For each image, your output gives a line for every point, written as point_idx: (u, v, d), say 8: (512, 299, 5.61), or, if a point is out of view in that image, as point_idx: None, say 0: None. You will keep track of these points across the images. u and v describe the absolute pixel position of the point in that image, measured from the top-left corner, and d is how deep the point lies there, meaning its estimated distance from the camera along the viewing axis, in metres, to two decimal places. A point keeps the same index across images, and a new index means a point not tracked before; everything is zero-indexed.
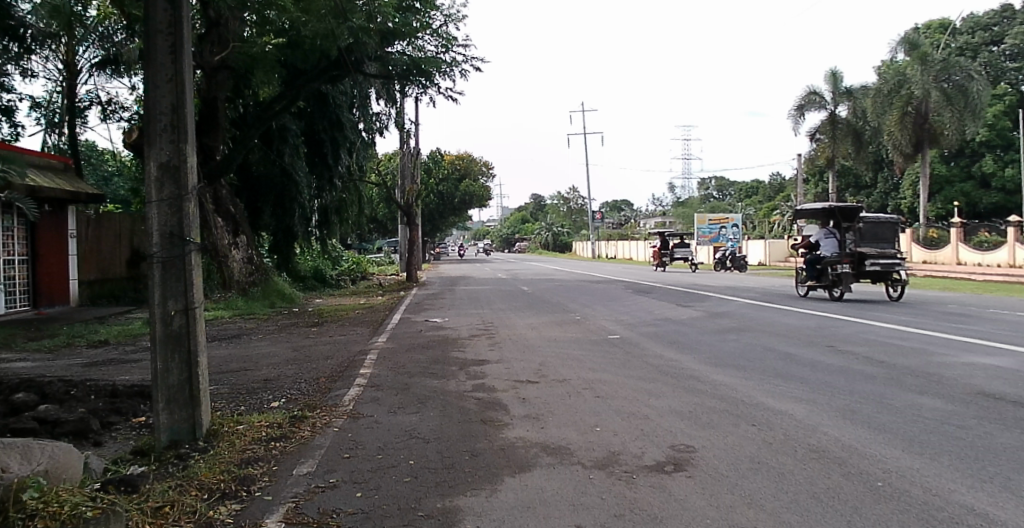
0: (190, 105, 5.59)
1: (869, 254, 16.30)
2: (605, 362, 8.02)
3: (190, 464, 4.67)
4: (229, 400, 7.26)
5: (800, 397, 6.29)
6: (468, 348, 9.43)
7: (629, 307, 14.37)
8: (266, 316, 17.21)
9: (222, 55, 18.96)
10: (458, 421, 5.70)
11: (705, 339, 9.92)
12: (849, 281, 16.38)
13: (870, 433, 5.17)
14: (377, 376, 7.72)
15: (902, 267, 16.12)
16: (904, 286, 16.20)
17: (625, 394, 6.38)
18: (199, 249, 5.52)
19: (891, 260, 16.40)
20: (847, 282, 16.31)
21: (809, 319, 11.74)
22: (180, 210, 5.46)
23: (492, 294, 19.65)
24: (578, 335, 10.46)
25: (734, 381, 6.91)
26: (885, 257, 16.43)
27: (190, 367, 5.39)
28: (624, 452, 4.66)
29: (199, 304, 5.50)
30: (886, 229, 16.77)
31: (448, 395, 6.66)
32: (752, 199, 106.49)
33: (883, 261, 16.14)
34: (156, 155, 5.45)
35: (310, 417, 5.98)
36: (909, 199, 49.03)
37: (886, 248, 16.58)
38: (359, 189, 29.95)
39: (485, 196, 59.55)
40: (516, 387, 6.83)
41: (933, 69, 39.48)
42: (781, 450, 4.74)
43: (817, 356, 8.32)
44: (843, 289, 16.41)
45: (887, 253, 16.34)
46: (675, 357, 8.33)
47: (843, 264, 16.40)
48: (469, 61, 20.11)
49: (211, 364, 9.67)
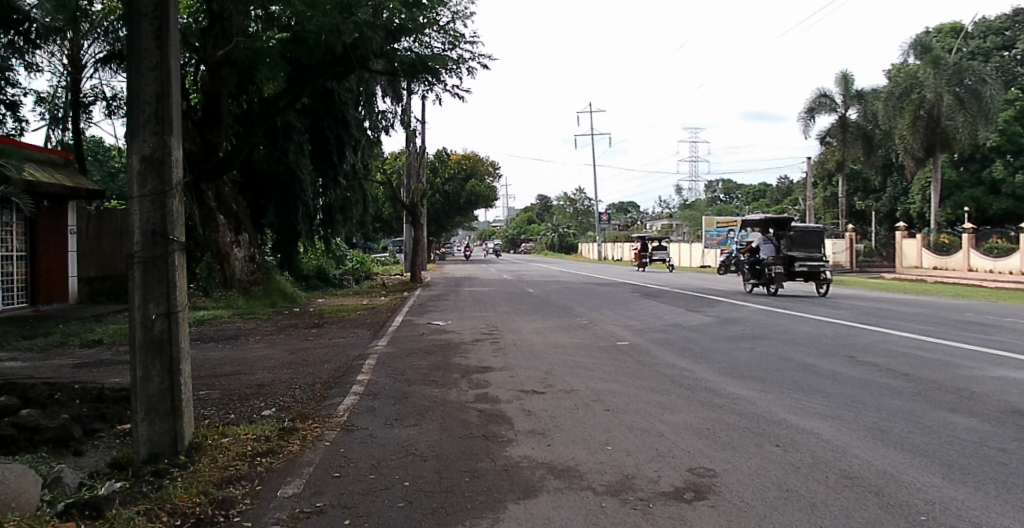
0: (175, 94, 5.22)
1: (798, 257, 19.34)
2: (615, 371, 7.64)
3: (165, 484, 4.29)
4: (218, 408, 6.89)
5: (823, 413, 5.91)
6: (471, 354, 9.05)
7: (637, 312, 13.98)
8: (266, 316, 16.87)
9: (226, 50, 18.63)
10: (459, 435, 5.32)
11: (717, 346, 9.54)
12: (782, 280, 19.29)
13: (903, 457, 4.77)
14: (375, 383, 7.34)
15: (826, 268, 19.12)
16: (829, 284, 19.17)
17: (636, 407, 6.00)
18: (183, 248, 5.15)
19: (816, 263, 19.48)
20: (781, 280, 19.14)
21: (825, 327, 11.33)
22: (164, 206, 5.09)
23: (498, 295, 19.27)
24: (586, 341, 10.07)
25: (752, 394, 6.52)
26: (812, 259, 19.45)
27: (172, 376, 5.02)
28: (638, 476, 4.27)
29: (182, 308, 5.13)
30: (815, 237, 19.80)
31: (449, 405, 6.27)
32: (757, 202, 105.89)
33: (810, 263, 19.15)
34: (138, 147, 5.10)
35: (301, 429, 5.60)
36: (918, 204, 48.49)
37: (813, 253, 19.61)
38: (363, 187, 29.57)
39: (491, 196, 59.22)
40: (521, 398, 6.45)
41: (946, 73, 38.64)
42: (810, 475, 4.34)
43: (838, 368, 7.91)
44: (777, 285, 19.24)
45: (813, 257, 19.39)
46: (688, 366, 7.95)
47: (777, 265, 19.29)
48: (476, 58, 19.77)
49: (205, 368, 9.30)
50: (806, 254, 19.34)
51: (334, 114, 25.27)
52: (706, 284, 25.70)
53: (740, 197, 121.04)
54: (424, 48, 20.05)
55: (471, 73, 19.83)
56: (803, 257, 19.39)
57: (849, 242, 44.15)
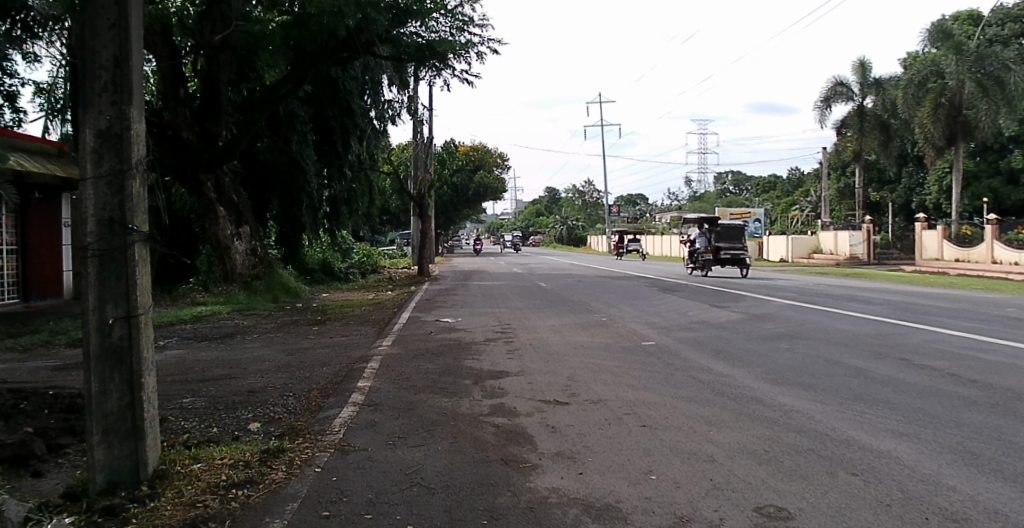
0: (137, 58, 4.40)
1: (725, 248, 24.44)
2: (645, 376, 6.86)
3: (116, 525, 3.51)
4: (200, 423, 6.11)
5: (894, 430, 5.12)
6: (483, 355, 8.25)
7: (659, 307, 13.15)
8: (266, 312, 16.11)
9: (224, 34, 17.85)
10: (474, 458, 4.51)
11: (753, 347, 8.75)
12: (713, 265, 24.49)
13: (1012, 490, 3.94)
14: (378, 390, 6.55)
15: (746, 255, 24.38)
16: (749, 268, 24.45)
17: (678, 422, 5.20)
18: (145, 240, 4.35)
19: (738, 252, 24.79)
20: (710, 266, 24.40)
21: (865, 324, 10.49)
22: (122, 191, 4.29)
23: (509, 290, 18.46)
24: (609, 341, 9.26)
25: (807, 407, 5.71)
26: (735, 250, 24.78)
27: (133, 390, 4.24)
28: (696, 519, 3.47)
29: (145, 310, 4.35)
30: (738, 231, 25.18)
31: (460, 419, 5.48)
32: (767, 195, 104.66)
33: (733, 252, 24.48)
34: (92, 120, 4.29)
35: (288, 450, 4.81)
36: (935, 195, 47.36)
37: (736, 244, 24.98)
38: (370, 178, 28.77)
39: (499, 188, 58.39)
40: (542, 410, 5.65)
41: (968, 59, 37.46)
42: (907, 518, 3.52)
43: (894, 374, 7.08)
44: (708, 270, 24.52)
45: (736, 248, 24.76)
46: (727, 370, 7.17)
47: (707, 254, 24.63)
48: (486, 42, 18.95)
49: (194, 372, 8.55)
50: (731, 245, 24.70)
51: (339, 103, 24.54)
52: (724, 277, 24.71)
53: (750, 190, 119.73)
54: (431, 33, 19.27)
55: (480, 58, 19.02)
56: (728, 248, 24.72)
57: (866, 234, 42.93)
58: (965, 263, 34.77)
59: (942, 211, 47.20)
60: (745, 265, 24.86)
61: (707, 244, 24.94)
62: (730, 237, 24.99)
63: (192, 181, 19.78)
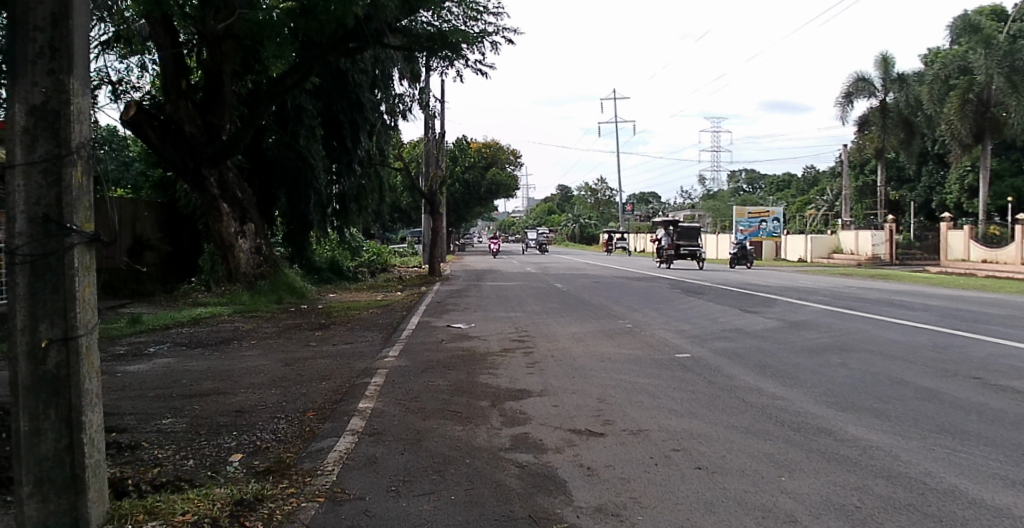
0: (82, 20, 3.53)
1: (683, 245, 31.96)
2: (689, 399, 5.99)
3: None
4: (176, 454, 5.29)
5: (1005, 475, 4.22)
6: (501, 370, 7.39)
7: (686, 313, 12.26)
8: (269, 314, 15.31)
9: (227, 23, 17.10)
10: (494, 515, 3.64)
11: (802, 361, 7.84)
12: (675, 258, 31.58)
13: None
14: (382, 415, 5.70)
15: (700, 252, 31.58)
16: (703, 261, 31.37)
17: (739, 464, 4.33)
18: (86, 242, 3.49)
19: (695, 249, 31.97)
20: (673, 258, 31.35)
21: (918, 335, 9.56)
22: (59, 180, 3.44)
23: (524, 291, 17.62)
24: (639, 352, 8.41)
25: (887, 444, 4.81)
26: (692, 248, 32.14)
27: (72, 432, 3.40)
28: None
29: (88, 329, 3.51)
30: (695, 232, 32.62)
31: (476, 455, 4.61)
32: (782, 193, 103.07)
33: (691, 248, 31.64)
34: (22, 94, 3.42)
35: (269, 499, 3.96)
36: (957, 195, 46.23)
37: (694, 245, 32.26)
38: (379, 175, 27.86)
39: (512, 185, 57.61)
40: (572, 444, 4.78)
41: (998, 53, 36.10)
42: None
43: (973, 396, 6.18)
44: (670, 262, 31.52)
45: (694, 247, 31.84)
46: (781, 393, 6.30)
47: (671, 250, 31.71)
48: (501, 32, 18.12)
49: (180, 387, 7.74)
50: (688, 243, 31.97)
51: (348, 96, 23.79)
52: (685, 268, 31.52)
53: (764, 188, 118.16)
54: (444, 22, 18.46)
55: (495, 48, 18.15)
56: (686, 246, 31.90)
57: (888, 234, 41.78)
58: (993, 264, 33.63)
59: (965, 210, 45.99)
60: (701, 259, 31.84)
61: (671, 242, 32.11)
62: (688, 237, 32.22)
63: (195, 176, 18.99)
